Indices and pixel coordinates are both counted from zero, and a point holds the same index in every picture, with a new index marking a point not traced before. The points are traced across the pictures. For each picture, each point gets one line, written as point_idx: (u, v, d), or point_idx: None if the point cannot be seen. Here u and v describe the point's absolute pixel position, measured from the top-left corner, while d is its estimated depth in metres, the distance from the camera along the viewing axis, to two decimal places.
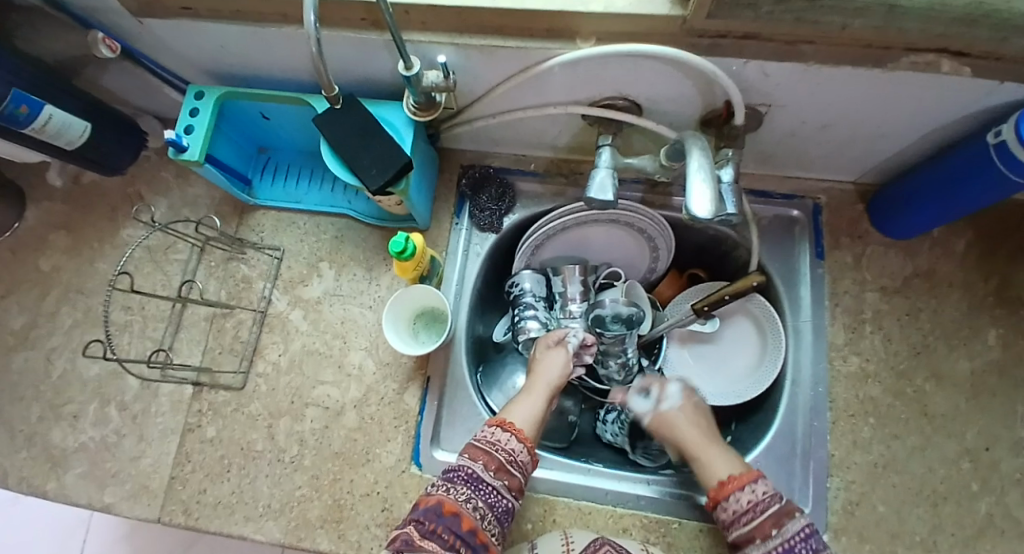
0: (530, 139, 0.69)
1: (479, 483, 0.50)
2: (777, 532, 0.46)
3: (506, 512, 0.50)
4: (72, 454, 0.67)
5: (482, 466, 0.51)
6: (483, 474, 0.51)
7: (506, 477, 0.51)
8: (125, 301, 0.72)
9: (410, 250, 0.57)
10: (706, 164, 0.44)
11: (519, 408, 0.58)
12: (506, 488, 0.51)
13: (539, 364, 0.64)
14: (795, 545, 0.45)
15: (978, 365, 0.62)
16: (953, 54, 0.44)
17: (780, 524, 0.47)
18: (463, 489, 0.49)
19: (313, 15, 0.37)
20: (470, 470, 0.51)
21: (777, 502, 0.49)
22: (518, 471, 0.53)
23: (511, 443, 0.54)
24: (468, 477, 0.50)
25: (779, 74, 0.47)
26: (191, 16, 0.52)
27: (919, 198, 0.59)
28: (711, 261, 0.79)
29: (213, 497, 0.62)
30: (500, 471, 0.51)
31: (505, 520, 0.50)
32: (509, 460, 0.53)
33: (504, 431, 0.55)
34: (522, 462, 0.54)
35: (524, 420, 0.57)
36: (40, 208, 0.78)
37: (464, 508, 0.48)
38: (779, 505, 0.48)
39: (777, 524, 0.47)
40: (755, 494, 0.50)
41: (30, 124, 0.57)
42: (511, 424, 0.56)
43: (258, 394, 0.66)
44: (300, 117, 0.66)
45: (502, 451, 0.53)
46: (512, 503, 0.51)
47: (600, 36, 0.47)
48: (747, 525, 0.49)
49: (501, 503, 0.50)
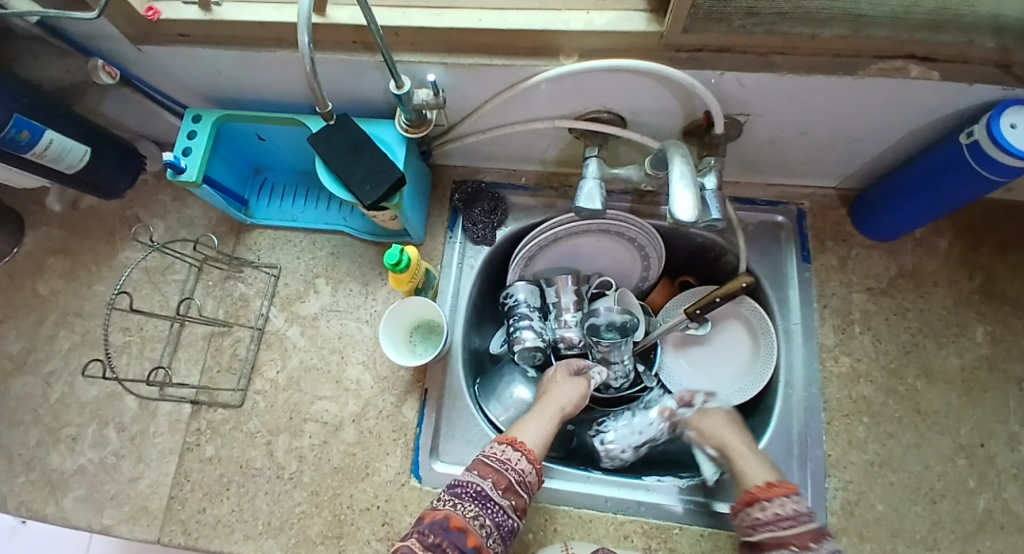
0: (520, 153, 0.70)
1: (487, 501, 0.49)
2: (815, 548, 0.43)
3: (510, 532, 0.49)
4: (70, 477, 0.67)
5: (490, 483, 0.50)
6: (492, 492, 0.50)
7: (513, 497, 0.51)
8: (124, 321, 0.73)
9: (404, 262, 0.58)
10: (688, 172, 0.45)
11: (530, 428, 0.58)
12: (514, 509, 0.50)
13: (555, 388, 0.65)
14: None
15: (968, 361, 0.63)
16: (920, 59, 0.46)
17: (819, 541, 0.44)
18: (471, 505, 0.48)
19: (307, 37, 0.38)
20: (479, 487, 0.50)
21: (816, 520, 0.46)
22: (525, 492, 0.52)
23: (521, 463, 0.53)
24: (477, 495, 0.49)
25: (755, 84, 0.49)
26: (187, 43, 0.53)
27: (898, 197, 0.61)
28: (700, 268, 0.80)
29: (213, 517, 0.62)
30: (508, 491, 0.50)
31: (507, 541, 0.50)
32: (518, 480, 0.52)
33: (514, 450, 0.54)
34: (529, 484, 0.53)
35: (534, 441, 0.57)
36: (37, 233, 0.79)
37: (471, 525, 0.47)
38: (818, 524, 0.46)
39: (817, 539, 0.44)
40: (801, 505, 0.47)
41: (31, 148, 0.59)
42: (522, 444, 0.55)
43: (256, 411, 0.66)
44: (295, 138, 0.67)
45: (511, 470, 0.52)
46: (516, 525, 0.51)
47: (583, 52, 0.49)
48: (786, 531, 0.45)
49: (507, 523, 0.49)
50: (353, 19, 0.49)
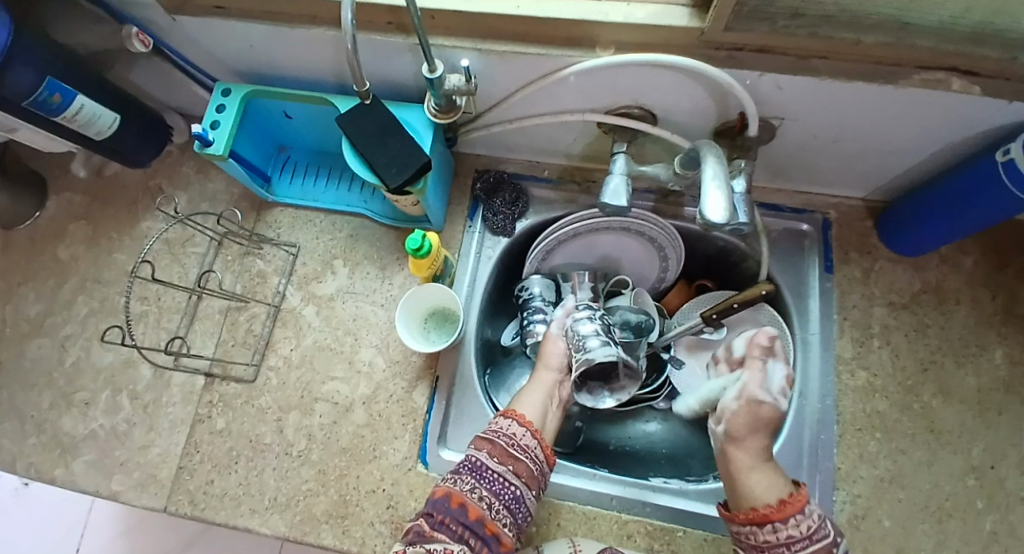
0: (546, 145, 0.70)
1: (483, 472, 0.49)
2: None
3: (515, 500, 0.48)
4: (82, 441, 0.67)
5: (486, 454, 0.50)
6: (486, 461, 0.50)
7: (510, 462, 0.50)
8: (143, 290, 0.73)
9: (425, 248, 0.58)
10: (721, 173, 0.45)
11: (526, 396, 0.58)
12: (512, 474, 0.49)
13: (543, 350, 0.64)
14: None
15: (985, 382, 0.62)
16: (963, 72, 0.45)
17: None
18: (468, 478, 0.48)
19: (350, 14, 0.38)
20: (475, 459, 0.50)
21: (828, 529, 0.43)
22: (525, 455, 0.51)
23: (513, 427, 0.53)
24: (474, 467, 0.49)
25: (792, 87, 0.48)
26: (222, 15, 0.53)
27: (926, 211, 0.60)
28: (720, 272, 0.80)
29: (220, 489, 0.62)
30: (503, 457, 0.50)
31: (516, 509, 0.48)
32: (511, 444, 0.51)
33: (507, 418, 0.54)
34: (527, 446, 0.52)
35: (532, 409, 0.57)
36: (60, 198, 0.80)
37: (470, 498, 0.47)
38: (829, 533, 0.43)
39: None
40: (814, 519, 0.44)
41: (61, 112, 0.59)
42: (514, 411, 0.55)
43: (268, 387, 0.66)
44: (322, 117, 0.67)
45: (504, 436, 0.52)
46: (521, 492, 0.49)
47: (619, 44, 0.49)
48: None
49: (507, 490, 0.48)
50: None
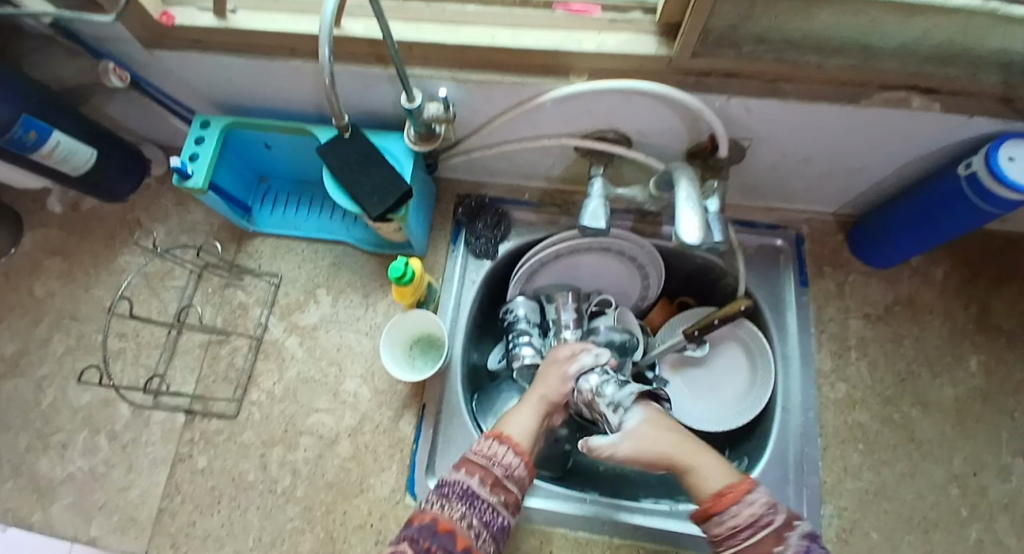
0: (525, 169, 0.71)
1: (473, 499, 0.45)
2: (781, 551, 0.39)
3: (502, 530, 0.45)
4: (59, 485, 0.65)
5: (477, 480, 0.46)
6: (479, 489, 0.46)
7: (502, 492, 0.47)
8: (121, 326, 0.72)
9: (408, 276, 0.58)
10: (693, 195, 0.46)
11: (514, 419, 0.54)
12: (503, 504, 0.46)
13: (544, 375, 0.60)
14: None
15: (961, 392, 0.63)
16: (925, 90, 0.47)
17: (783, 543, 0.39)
18: (458, 505, 0.44)
19: (328, 49, 0.38)
20: (465, 484, 0.46)
21: (778, 515, 0.41)
22: (516, 487, 0.48)
23: (509, 456, 0.49)
24: (463, 493, 0.45)
25: (762, 109, 0.50)
26: (199, 49, 0.53)
27: (897, 227, 0.61)
28: (702, 288, 0.80)
29: (203, 530, 0.60)
30: (496, 486, 0.46)
31: (499, 539, 0.45)
32: (506, 475, 0.48)
33: (501, 444, 0.50)
34: (519, 477, 0.49)
35: (523, 431, 0.53)
36: (36, 234, 0.78)
37: (459, 526, 0.43)
38: (780, 519, 0.41)
39: (781, 541, 0.39)
40: (755, 506, 0.42)
41: (37, 148, 0.59)
42: (509, 437, 0.51)
43: (252, 423, 0.65)
44: (302, 147, 0.67)
45: (499, 465, 0.48)
46: (507, 521, 0.46)
47: (594, 72, 0.50)
48: (745, 544, 0.41)
49: (496, 520, 0.45)
50: (368, 32, 0.49)
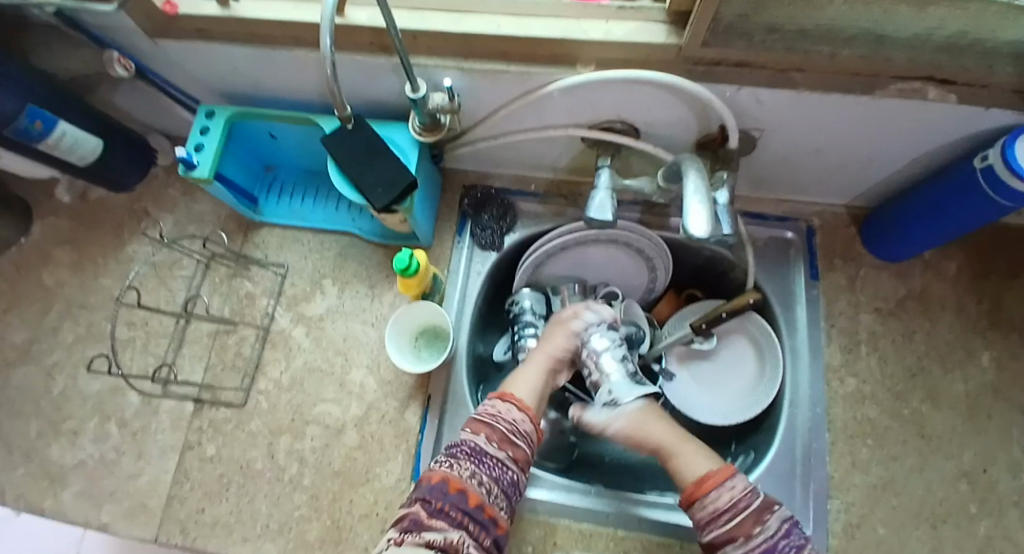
0: (532, 160, 0.70)
1: (483, 457, 0.46)
2: (760, 530, 0.41)
3: (513, 485, 0.46)
4: (71, 471, 0.66)
5: (484, 439, 0.47)
6: (487, 446, 0.46)
7: (509, 448, 0.48)
8: (130, 316, 0.73)
9: (413, 268, 0.58)
10: (701, 187, 0.45)
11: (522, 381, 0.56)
12: (512, 459, 0.47)
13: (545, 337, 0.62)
14: (779, 543, 0.40)
15: (973, 387, 0.63)
16: (938, 81, 0.46)
17: (763, 518, 0.41)
18: (467, 464, 0.45)
19: (329, 39, 0.37)
20: (473, 443, 0.47)
21: (758, 497, 0.43)
22: (523, 443, 0.49)
23: (513, 413, 0.51)
24: (472, 452, 0.46)
25: (771, 100, 0.49)
26: (203, 38, 0.53)
27: (912, 220, 0.60)
28: (708, 281, 0.80)
29: (211, 516, 0.61)
30: (503, 442, 0.47)
31: (512, 494, 0.46)
32: (512, 430, 0.49)
33: (505, 402, 0.52)
34: (525, 433, 0.50)
35: (528, 393, 0.55)
36: (45, 223, 0.79)
37: (470, 484, 0.43)
38: (761, 501, 0.43)
39: (759, 521, 0.41)
40: (733, 491, 0.44)
41: (43, 138, 0.59)
42: (513, 396, 0.53)
43: (258, 411, 0.66)
44: (306, 137, 0.67)
45: (504, 421, 0.49)
46: (517, 476, 0.47)
47: (601, 61, 0.49)
48: (723, 526, 0.43)
49: (506, 476, 0.46)
50: (371, 20, 0.48)
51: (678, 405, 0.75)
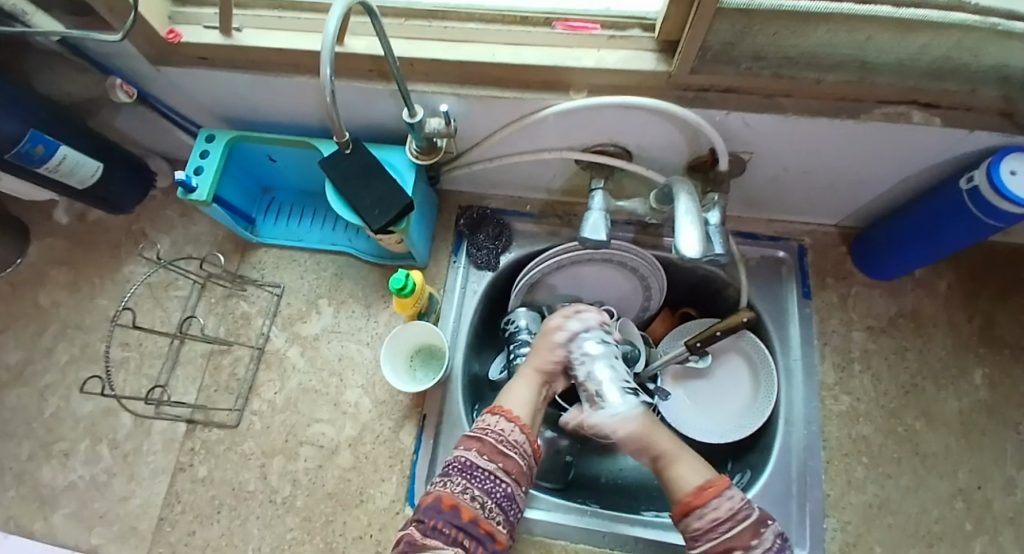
0: (527, 181, 0.71)
1: (473, 471, 0.46)
2: (757, 543, 0.42)
3: (507, 497, 0.46)
4: (60, 494, 0.65)
5: (474, 452, 0.47)
6: (477, 460, 0.46)
7: (501, 459, 0.47)
8: (125, 336, 0.72)
9: (409, 287, 0.59)
10: (693, 208, 0.46)
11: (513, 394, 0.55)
12: (502, 471, 0.46)
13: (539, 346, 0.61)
14: None
15: (967, 404, 0.63)
16: (920, 106, 0.47)
17: (760, 535, 0.42)
18: (459, 480, 0.45)
19: (329, 68, 0.38)
20: (464, 458, 0.47)
21: (752, 510, 0.44)
22: (516, 453, 0.49)
23: (502, 424, 0.50)
24: (462, 467, 0.46)
25: (759, 124, 0.51)
26: (207, 66, 0.54)
27: (900, 239, 0.61)
28: (701, 299, 0.80)
29: (202, 540, 0.61)
30: (493, 454, 0.47)
31: (508, 506, 0.46)
32: (501, 441, 0.49)
33: (495, 415, 0.51)
34: (516, 442, 0.49)
35: (518, 404, 0.54)
36: (43, 244, 0.79)
37: (463, 500, 0.44)
38: (755, 513, 0.44)
39: (757, 534, 0.42)
40: (734, 502, 0.44)
41: (44, 162, 0.60)
42: (502, 408, 0.53)
43: (251, 432, 0.65)
44: (305, 160, 0.68)
45: (493, 433, 0.49)
46: (513, 489, 0.47)
47: (593, 88, 0.50)
48: (727, 536, 0.43)
49: (499, 488, 0.46)
50: (370, 49, 0.50)
51: (674, 423, 0.74)
